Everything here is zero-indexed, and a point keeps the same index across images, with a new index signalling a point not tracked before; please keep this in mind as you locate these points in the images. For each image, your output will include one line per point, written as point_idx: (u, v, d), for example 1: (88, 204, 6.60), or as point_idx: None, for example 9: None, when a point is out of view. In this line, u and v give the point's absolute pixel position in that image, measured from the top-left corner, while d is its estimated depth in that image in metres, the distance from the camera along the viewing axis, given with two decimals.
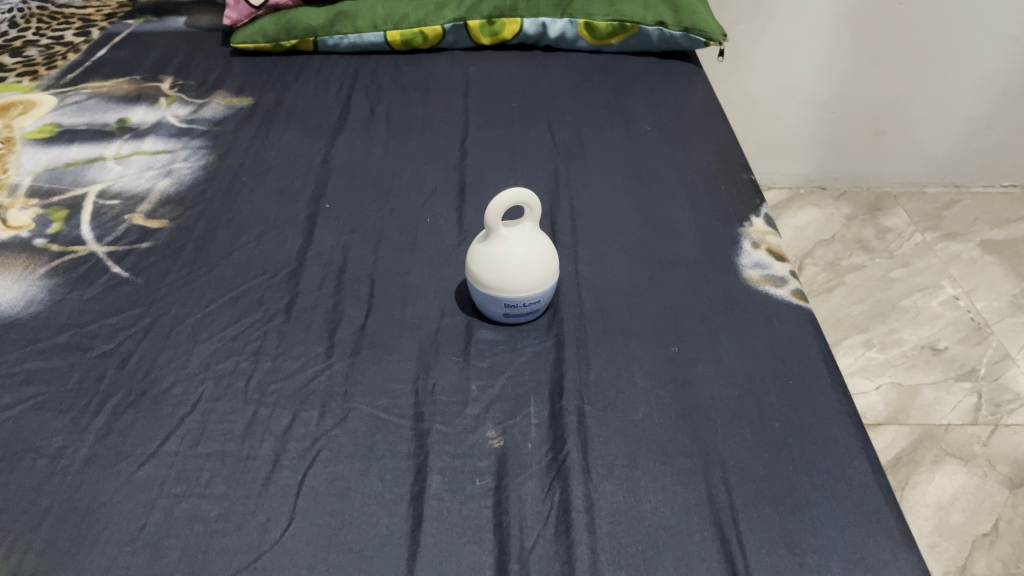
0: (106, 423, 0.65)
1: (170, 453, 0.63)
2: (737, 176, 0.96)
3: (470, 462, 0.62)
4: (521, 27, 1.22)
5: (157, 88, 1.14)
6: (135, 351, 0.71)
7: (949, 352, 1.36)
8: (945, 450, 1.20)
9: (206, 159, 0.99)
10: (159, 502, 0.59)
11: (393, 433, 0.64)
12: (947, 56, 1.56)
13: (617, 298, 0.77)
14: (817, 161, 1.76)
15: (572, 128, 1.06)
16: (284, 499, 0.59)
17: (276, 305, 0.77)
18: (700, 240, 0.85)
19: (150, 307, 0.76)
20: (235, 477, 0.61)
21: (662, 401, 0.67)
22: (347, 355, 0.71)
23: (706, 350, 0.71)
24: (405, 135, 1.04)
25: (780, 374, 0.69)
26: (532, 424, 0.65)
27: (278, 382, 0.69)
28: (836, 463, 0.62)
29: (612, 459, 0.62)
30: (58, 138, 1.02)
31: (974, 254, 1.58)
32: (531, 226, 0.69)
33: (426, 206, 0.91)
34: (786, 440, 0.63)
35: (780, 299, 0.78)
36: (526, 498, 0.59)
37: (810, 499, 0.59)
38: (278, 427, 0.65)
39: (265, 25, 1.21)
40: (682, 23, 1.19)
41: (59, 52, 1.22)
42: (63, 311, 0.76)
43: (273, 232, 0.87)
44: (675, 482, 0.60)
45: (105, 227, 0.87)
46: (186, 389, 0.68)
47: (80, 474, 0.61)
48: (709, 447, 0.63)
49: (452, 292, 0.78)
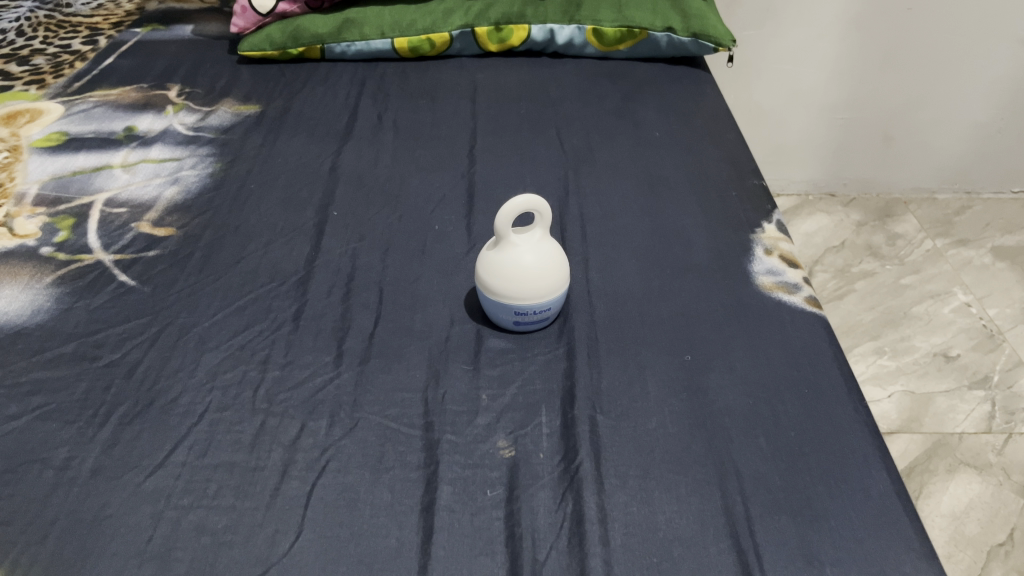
0: (112, 434, 0.64)
1: (177, 464, 0.62)
2: (748, 182, 0.95)
3: (481, 472, 0.61)
4: (528, 33, 1.21)
5: (164, 96, 1.14)
6: (142, 360, 0.71)
7: (962, 359, 1.34)
8: (960, 459, 1.18)
9: (214, 167, 0.98)
10: (166, 513, 0.58)
11: (403, 444, 0.63)
12: (956, 61, 1.55)
13: (629, 306, 0.76)
14: (826, 167, 1.75)
15: (581, 135, 1.06)
16: (293, 511, 0.58)
17: (284, 313, 0.76)
18: (711, 247, 0.84)
19: (157, 316, 0.76)
20: (243, 489, 0.60)
21: (676, 411, 0.65)
22: (357, 363, 0.70)
23: (720, 358, 0.70)
24: (414, 142, 1.04)
25: (795, 382, 0.68)
26: (543, 434, 0.64)
27: (286, 391, 0.68)
28: (853, 474, 0.60)
29: (624, 470, 0.61)
30: (66, 147, 1.02)
31: (985, 260, 1.56)
32: (541, 233, 0.69)
33: (434, 213, 0.90)
34: (802, 450, 0.62)
35: (794, 306, 0.76)
36: (538, 509, 0.58)
37: (828, 508, 0.58)
38: (287, 437, 0.64)
39: (273, 33, 1.21)
40: (691, 29, 1.18)
41: (66, 60, 1.23)
42: (70, 321, 0.75)
43: (281, 240, 0.86)
44: (690, 492, 0.59)
45: (112, 236, 0.86)
46: (194, 399, 0.67)
47: (87, 485, 0.60)
48: (725, 456, 0.61)
49: (461, 300, 0.78)
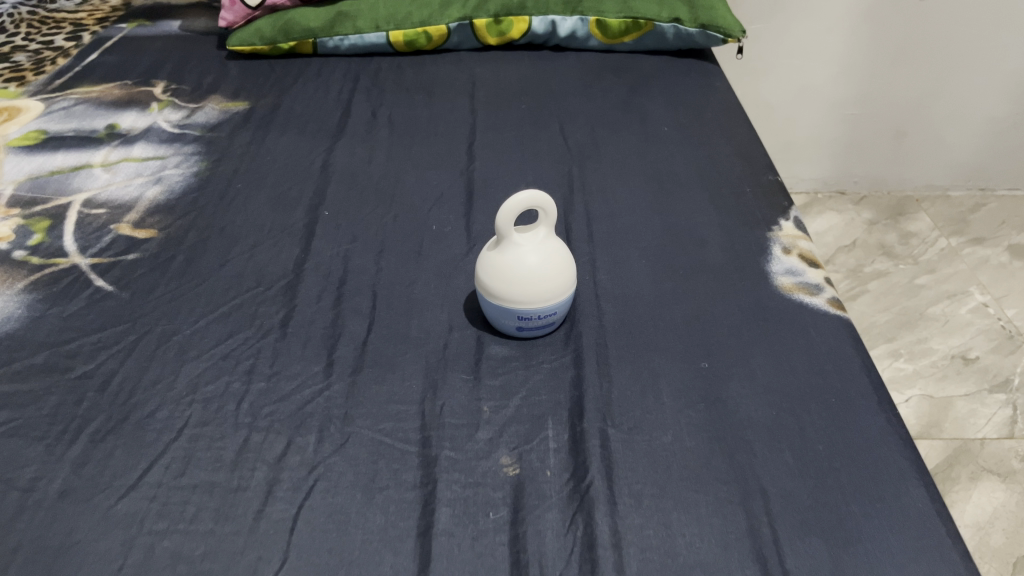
0: (83, 452, 0.59)
1: (152, 485, 0.57)
2: (764, 178, 0.90)
3: (483, 492, 0.56)
4: (529, 25, 1.17)
5: (148, 93, 1.09)
6: (117, 371, 0.66)
7: (981, 362, 1.29)
8: (982, 466, 1.13)
9: (199, 165, 0.93)
10: (139, 540, 0.53)
11: (398, 461, 0.58)
12: (971, 54, 1.51)
13: (640, 309, 0.71)
14: (836, 164, 1.70)
15: (585, 130, 1.01)
16: (278, 536, 0.53)
17: (271, 319, 0.71)
18: (725, 246, 0.79)
19: (135, 324, 0.71)
20: (224, 512, 0.55)
21: (693, 422, 0.60)
22: (348, 374, 0.65)
23: (739, 364, 0.65)
24: (410, 139, 0.99)
25: (820, 391, 0.63)
26: (550, 450, 0.59)
27: (272, 404, 0.63)
28: (891, 493, 0.55)
29: (639, 488, 0.56)
30: (44, 146, 0.97)
31: (1002, 259, 1.51)
32: (545, 231, 0.64)
33: (431, 212, 0.85)
34: (832, 465, 0.57)
35: (816, 308, 0.71)
36: (546, 533, 0.53)
37: (863, 531, 0.53)
38: (272, 454, 0.59)
39: (262, 27, 1.16)
40: (698, 19, 1.13)
41: (48, 57, 1.18)
42: (42, 329, 0.70)
43: (269, 241, 0.81)
44: (711, 512, 0.54)
45: (90, 238, 0.82)
46: (173, 412, 0.62)
47: (53, 509, 0.55)
48: (748, 473, 0.56)
49: (460, 305, 0.73)
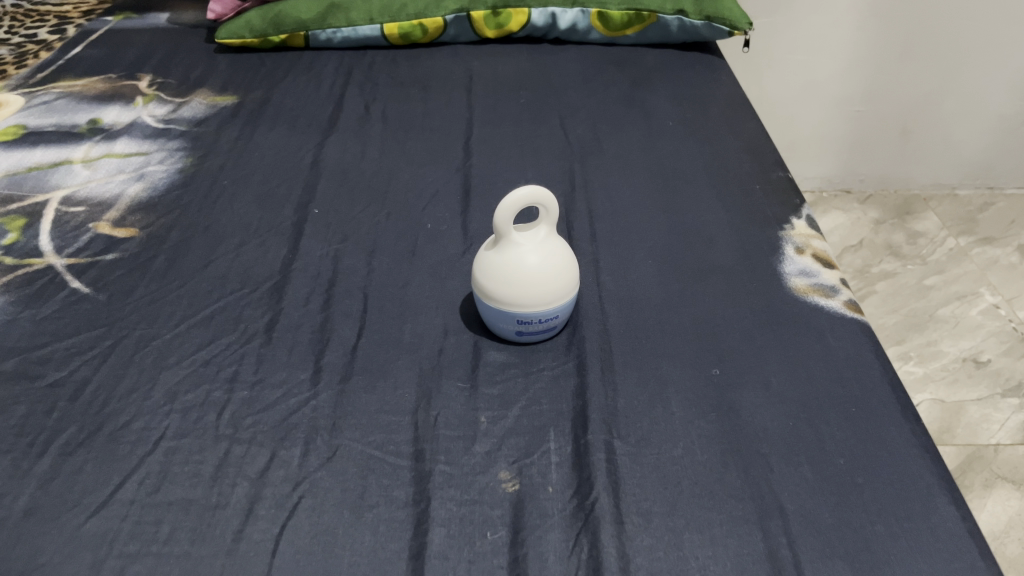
0: (51, 466, 0.55)
1: (124, 502, 0.53)
2: (773, 174, 0.86)
3: (480, 510, 0.52)
4: (528, 17, 1.13)
5: (133, 87, 1.05)
6: (91, 379, 0.62)
7: (994, 365, 1.26)
8: (996, 473, 1.09)
9: (184, 161, 0.90)
10: (107, 563, 0.49)
11: (389, 476, 0.54)
12: (980, 49, 1.47)
13: (646, 312, 0.68)
14: (841, 162, 1.67)
15: (586, 125, 0.97)
16: (258, 559, 0.49)
17: (256, 323, 0.67)
18: (735, 245, 0.75)
19: (112, 328, 0.67)
20: (200, 532, 0.51)
21: (705, 434, 0.56)
22: (336, 382, 0.61)
23: (752, 371, 0.61)
24: (404, 134, 0.95)
25: (839, 400, 0.59)
26: (552, 464, 0.55)
27: (255, 414, 0.59)
28: (919, 511, 0.51)
29: (648, 506, 0.52)
30: (23, 141, 0.93)
31: (1013, 259, 1.47)
32: (547, 230, 0.60)
33: (426, 210, 0.82)
34: (854, 481, 0.53)
35: (832, 311, 0.68)
36: (548, 555, 0.49)
37: (891, 553, 0.49)
38: (254, 469, 0.55)
39: (252, 19, 1.12)
40: (704, 11, 1.09)
41: (31, 50, 1.14)
42: (13, 334, 0.66)
43: (255, 241, 0.77)
44: (726, 533, 0.50)
45: (67, 237, 0.78)
46: (149, 423, 0.58)
47: (15, 529, 0.51)
48: (765, 489, 0.53)
49: (456, 308, 0.69)
